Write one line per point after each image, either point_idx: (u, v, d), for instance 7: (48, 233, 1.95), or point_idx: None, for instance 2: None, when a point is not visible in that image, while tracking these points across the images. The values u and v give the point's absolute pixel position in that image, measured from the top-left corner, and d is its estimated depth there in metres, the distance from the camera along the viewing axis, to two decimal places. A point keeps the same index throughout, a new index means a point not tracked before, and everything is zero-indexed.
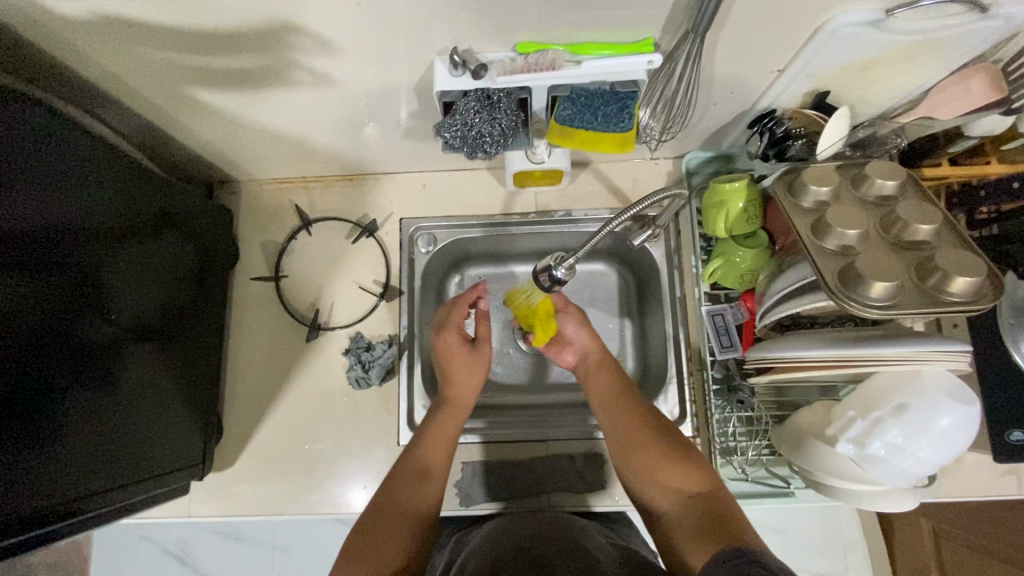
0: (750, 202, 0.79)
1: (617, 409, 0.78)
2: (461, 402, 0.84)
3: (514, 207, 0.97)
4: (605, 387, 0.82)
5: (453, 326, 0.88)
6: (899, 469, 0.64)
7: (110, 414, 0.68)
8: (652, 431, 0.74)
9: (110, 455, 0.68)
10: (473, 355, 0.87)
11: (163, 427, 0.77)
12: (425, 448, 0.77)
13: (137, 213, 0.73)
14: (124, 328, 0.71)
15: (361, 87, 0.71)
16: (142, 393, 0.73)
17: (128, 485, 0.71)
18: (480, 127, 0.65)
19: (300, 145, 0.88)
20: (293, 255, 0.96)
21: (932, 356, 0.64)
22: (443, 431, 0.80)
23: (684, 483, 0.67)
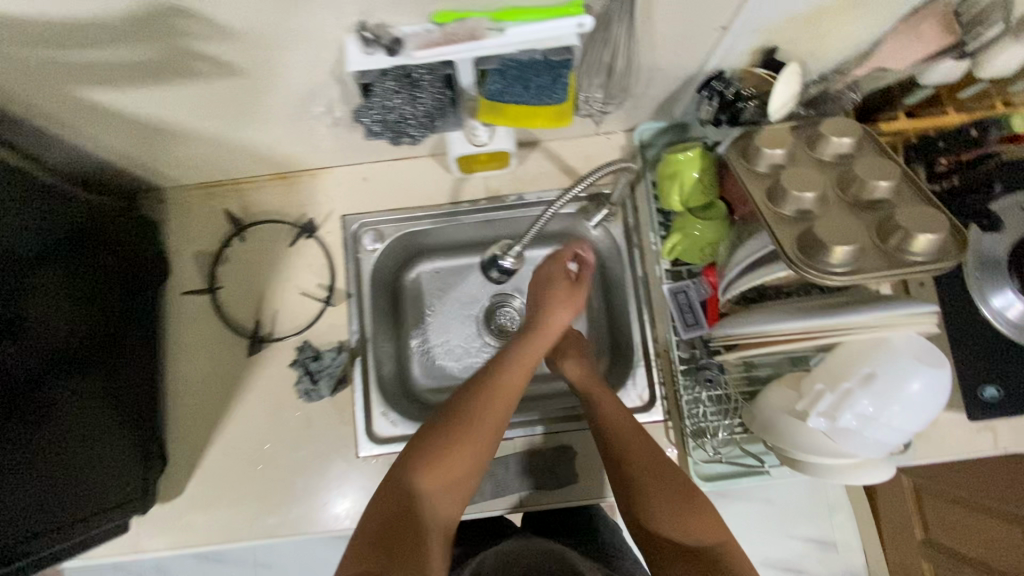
0: (704, 171, 0.75)
1: (626, 443, 0.72)
2: (545, 345, 0.79)
3: (462, 195, 0.92)
4: (616, 416, 0.75)
5: (561, 263, 0.84)
6: (870, 439, 0.62)
7: (31, 459, 0.61)
8: (663, 472, 0.70)
9: (33, 501, 0.62)
10: (572, 295, 0.82)
11: (101, 463, 0.71)
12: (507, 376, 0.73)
13: (48, 231, 0.67)
14: (44, 359, 0.65)
15: (275, 74, 0.64)
16: (72, 430, 0.67)
17: (55, 528, 0.65)
18: (400, 109, 0.59)
19: (223, 144, 0.80)
20: (229, 264, 0.89)
21: (901, 322, 0.61)
22: (523, 363, 0.75)
23: (687, 535, 0.65)
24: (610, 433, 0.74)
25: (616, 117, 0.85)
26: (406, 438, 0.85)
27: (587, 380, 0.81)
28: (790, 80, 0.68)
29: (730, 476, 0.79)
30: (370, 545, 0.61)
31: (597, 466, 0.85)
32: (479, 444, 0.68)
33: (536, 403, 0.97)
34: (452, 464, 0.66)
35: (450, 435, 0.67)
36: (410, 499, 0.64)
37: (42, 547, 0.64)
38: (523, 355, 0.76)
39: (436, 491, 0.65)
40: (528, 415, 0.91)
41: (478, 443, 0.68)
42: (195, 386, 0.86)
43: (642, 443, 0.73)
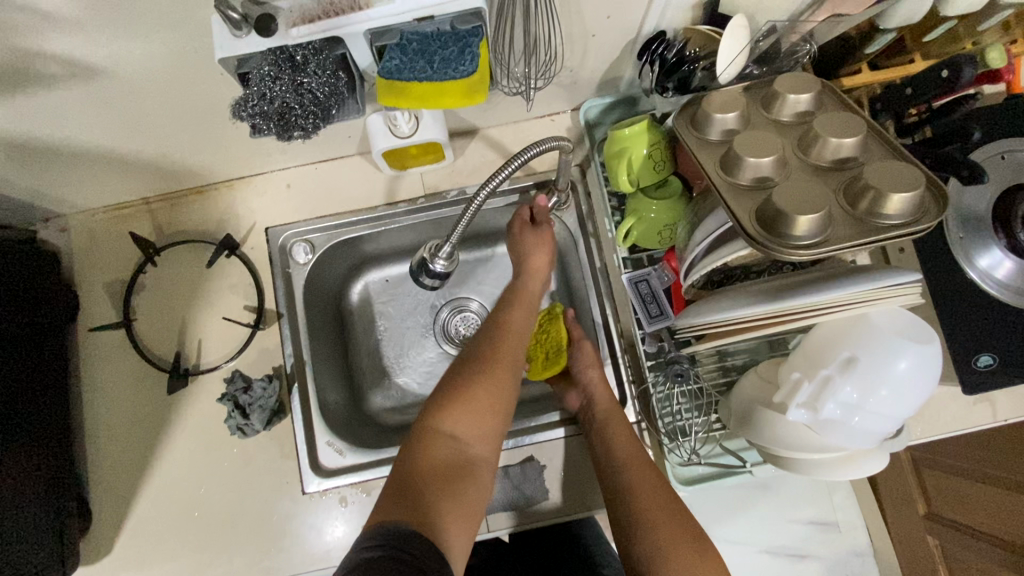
0: (654, 146, 0.68)
1: (635, 480, 0.67)
2: (534, 291, 0.72)
3: (399, 193, 0.84)
4: (630, 452, 0.70)
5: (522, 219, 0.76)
6: (857, 429, 0.54)
7: None
8: (670, 509, 0.65)
9: None
10: (543, 245, 0.74)
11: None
12: (510, 317, 0.67)
13: None
14: None
15: (148, 74, 0.56)
16: None
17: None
18: (284, 97, 0.50)
19: (117, 160, 0.71)
20: (144, 292, 0.80)
21: (879, 295, 0.54)
22: (522, 306, 0.69)
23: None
24: (620, 464, 0.69)
25: (554, 94, 0.77)
26: (356, 468, 0.77)
27: (611, 408, 0.74)
28: (736, 36, 0.60)
29: (711, 478, 0.72)
30: (399, 487, 0.50)
31: (570, 477, 0.78)
32: (501, 376, 0.60)
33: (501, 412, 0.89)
34: (474, 398, 0.57)
35: (468, 374, 0.59)
36: (437, 436, 0.54)
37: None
38: (521, 300, 0.70)
39: (466, 429, 0.55)
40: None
41: (501, 377, 0.60)
42: (117, 432, 0.77)
43: (651, 477, 0.67)
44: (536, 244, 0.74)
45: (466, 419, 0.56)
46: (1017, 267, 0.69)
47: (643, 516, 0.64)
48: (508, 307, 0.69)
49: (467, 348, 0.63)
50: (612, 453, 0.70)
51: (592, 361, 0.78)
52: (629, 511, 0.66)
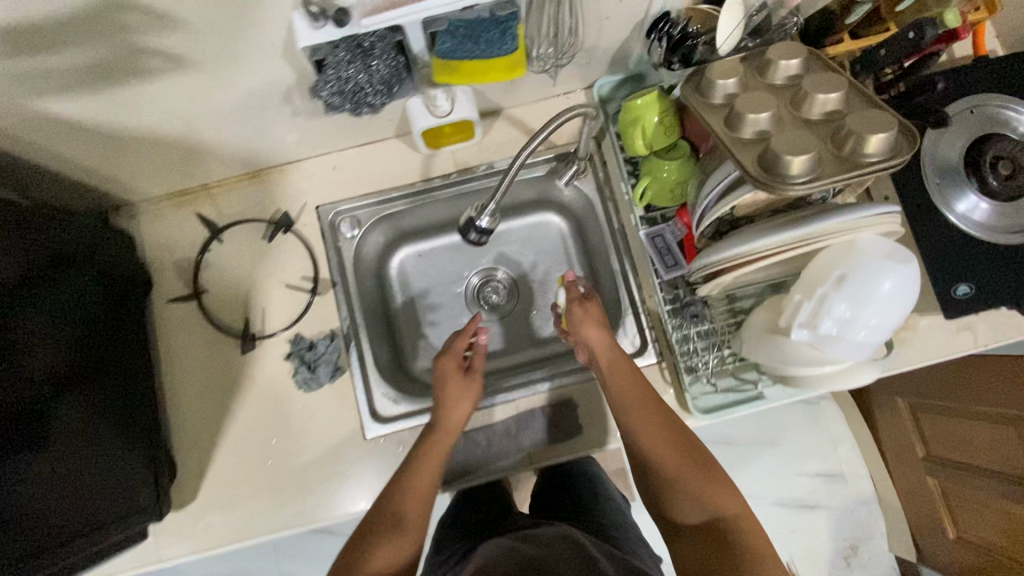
0: (664, 114, 0.77)
1: (641, 418, 0.77)
2: (453, 427, 0.80)
3: (434, 171, 0.92)
4: (633, 389, 0.79)
5: (453, 354, 0.86)
6: (853, 341, 0.64)
7: (26, 489, 0.63)
8: (679, 447, 0.74)
9: (30, 521, 0.64)
10: (468, 386, 0.84)
11: (98, 482, 0.71)
12: (416, 478, 0.74)
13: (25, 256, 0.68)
14: (41, 386, 0.66)
15: (228, 65, 0.64)
16: (72, 448, 0.68)
17: (34, 556, 0.65)
18: (355, 78, 0.60)
19: (187, 147, 0.80)
20: (210, 267, 0.88)
21: (862, 224, 0.63)
22: (435, 448, 0.78)
23: (705, 511, 0.70)
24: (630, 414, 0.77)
25: (571, 73, 0.85)
26: (410, 414, 0.87)
27: (613, 356, 0.81)
28: (733, 13, 0.70)
29: (726, 406, 0.79)
30: None
31: (601, 414, 0.88)
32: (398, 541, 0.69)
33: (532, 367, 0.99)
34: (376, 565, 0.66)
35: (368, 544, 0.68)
36: None
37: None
38: (438, 439, 0.78)
39: None
40: (527, 379, 0.94)
41: (403, 543, 0.69)
42: (193, 392, 0.86)
43: (660, 424, 0.76)
44: (454, 390, 0.83)
45: None
46: (991, 210, 0.79)
47: (650, 454, 0.75)
48: (425, 445, 0.78)
49: (377, 509, 0.72)
50: (615, 398, 0.79)
51: (598, 320, 0.84)
52: (641, 446, 0.76)
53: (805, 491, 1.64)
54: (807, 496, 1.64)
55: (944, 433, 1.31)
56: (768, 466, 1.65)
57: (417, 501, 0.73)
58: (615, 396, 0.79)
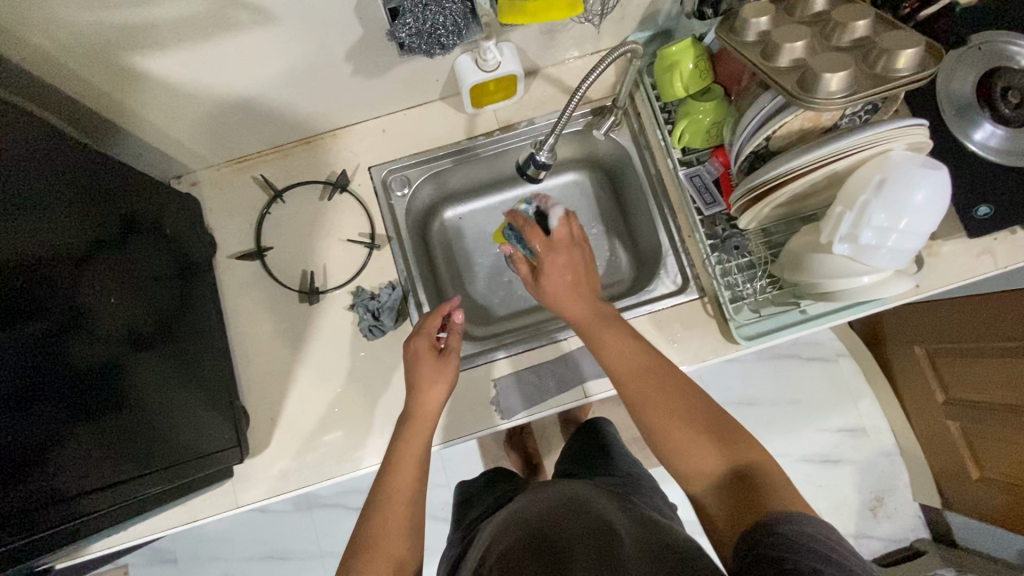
0: (698, 59, 0.83)
1: (644, 389, 0.74)
2: (429, 413, 0.79)
3: (477, 130, 0.98)
4: (630, 360, 0.77)
5: (425, 334, 0.83)
6: (891, 247, 0.70)
7: (115, 435, 0.65)
8: (685, 413, 0.72)
9: (126, 460, 0.67)
10: (443, 367, 0.81)
11: (177, 425, 0.74)
12: (398, 481, 0.74)
13: (104, 217, 0.69)
14: (120, 341, 0.68)
15: (304, 19, 0.70)
16: (150, 396, 0.70)
17: (136, 481, 0.69)
18: (433, 19, 0.66)
19: (252, 109, 0.85)
20: (271, 228, 0.93)
21: (899, 134, 0.69)
22: (414, 441, 0.78)
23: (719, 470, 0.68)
24: (622, 381, 0.76)
25: (606, 30, 0.91)
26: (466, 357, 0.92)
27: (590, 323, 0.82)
28: None
29: (771, 331, 0.84)
30: None
31: None
32: (387, 556, 0.69)
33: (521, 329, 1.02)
34: None
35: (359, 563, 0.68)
36: None
37: (124, 497, 0.68)
38: (414, 429, 0.78)
39: None
40: (506, 342, 0.98)
41: (390, 557, 0.69)
42: (260, 345, 0.90)
43: (652, 385, 0.74)
44: (434, 379, 0.80)
45: None
46: (1007, 136, 0.85)
47: (655, 424, 0.73)
48: (404, 439, 0.78)
49: (364, 523, 0.72)
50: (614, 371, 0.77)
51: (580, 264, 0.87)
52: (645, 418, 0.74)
53: (829, 446, 1.69)
54: (832, 451, 1.69)
55: (963, 374, 1.36)
56: (792, 423, 1.70)
57: (401, 506, 0.73)
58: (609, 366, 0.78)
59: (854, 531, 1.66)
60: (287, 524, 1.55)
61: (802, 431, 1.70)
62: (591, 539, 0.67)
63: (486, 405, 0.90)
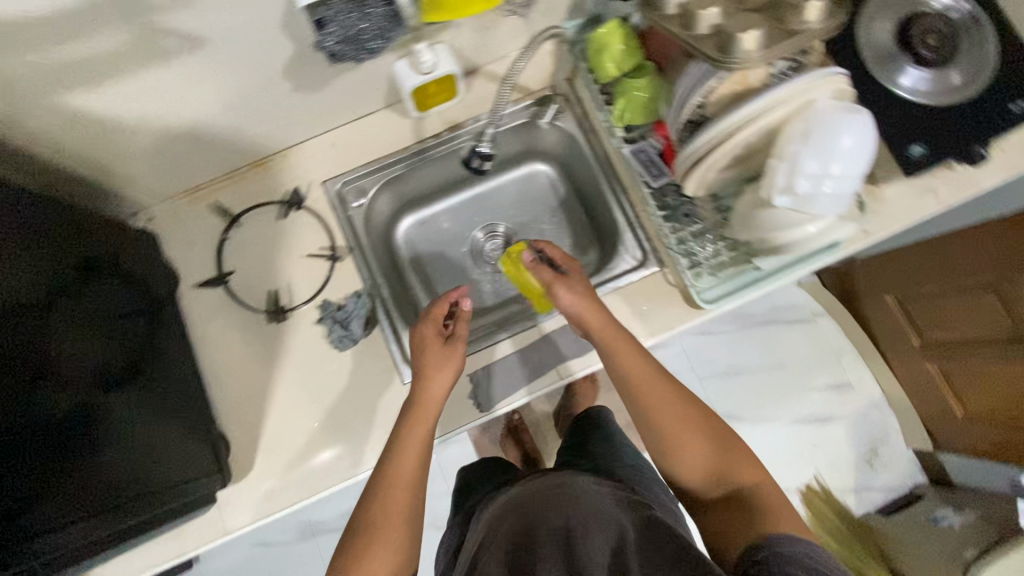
0: (626, 40, 0.86)
1: (658, 406, 0.78)
2: (434, 401, 0.80)
3: (425, 133, 1.00)
4: (643, 373, 0.79)
5: (431, 320, 0.84)
6: (825, 192, 0.72)
7: (78, 479, 0.67)
8: (701, 431, 0.78)
9: (92, 497, 0.69)
10: (449, 355, 0.82)
11: (150, 459, 0.75)
12: (397, 467, 0.75)
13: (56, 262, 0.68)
14: (87, 386, 0.67)
15: (232, 41, 0.71)
16: (121, 437, 0.71)
17: (104, 514, 0.72)
18: (357, 25, 0.68)
19: (196, 137, 0.86)
20: (232, 253, 0.93)
21: (819, 84, 0.71)
22: (414, 431, 0.78)
23: (726, 486, 0.75)
24: (638, 390, 0.79)
25: (537, 21, 0.93)
26: None
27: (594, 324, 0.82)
28: None
29: (728, 293, 0.88)
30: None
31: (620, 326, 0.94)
32: (388, 539, 0.72)
33: (494, 323, 1.04)
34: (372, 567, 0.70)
35: (362, 543, 0.72)
36: None
37: (99, 527, 0.72)
38: (418, 416, 0.79)
39: None
40: (478, 336, 0.99)
41: (391, 539, 0.72)
42: (233, 369, 0.90)
43: (670, 404, 0.78)
44: (444, 367, 0.81)
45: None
46: (923, 78, 0.89)
47: (668, 438, 0.77)
48: (405, 425, 0.79)
49: (363, 504, 0.75)
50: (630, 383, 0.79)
51: (580, 286, 0.84)
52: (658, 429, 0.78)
53: (819, 405, 1.71)
54: (823, 409, 1.71)
55: (934, 314, 1.40)
56: (780, 387, 1.72)
57: (399, 488, 0.74)
58: (623, 378, 0.80)
59: (854, 485, 1.68)
60: (293, 555, 1.53)
61: (790, 393, 1.72)
62: (601, 528, 0.69)
63: (466, 400, 0.91)
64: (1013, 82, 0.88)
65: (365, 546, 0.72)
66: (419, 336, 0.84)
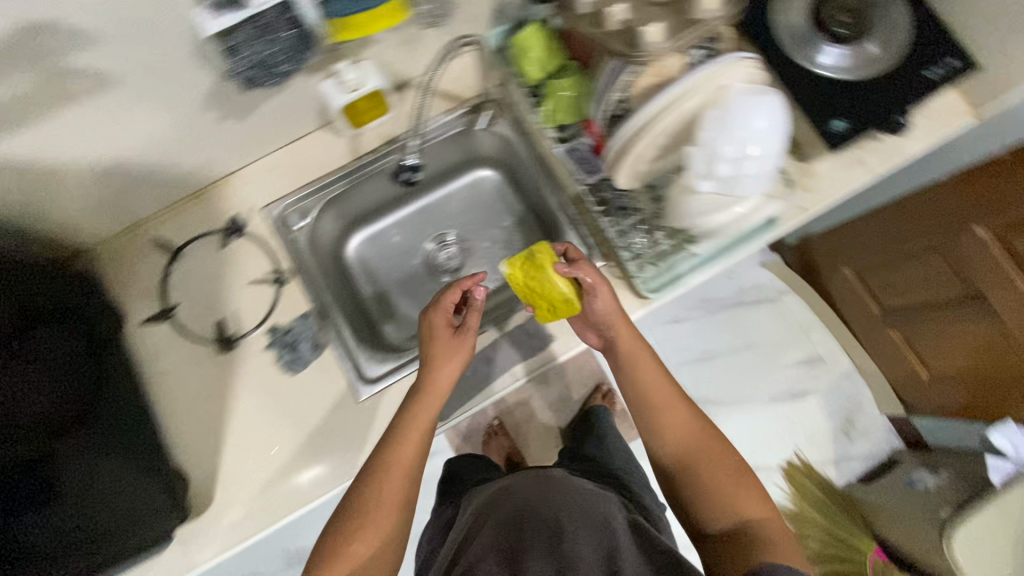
0: (546, 42, 0.88)
1: (675, 419, 0.77)
2: (442, 388, 0.78)
3: (362, 149, 1.00)
4: (660, 388, 0.79)
5: (442, 309, 0.80)
6: (745, 173, 0.74)
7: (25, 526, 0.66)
8: (714, 451, 0.76)
9: (43, 543, 0.69)
10: (457, 346, 0.80)
11: (108, 501, 0.74)
12: (397, 453, 0.74)
13: None
14: (32, 435, 0.66)
15: (145, 75, 0.71)
16: (75, 481, 0.70)
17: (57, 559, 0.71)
18: (266, 51, 0.69)
19: (126, 175, 0.85)
20: (176, 286, 0.93)
21: (728, 69, 0.73)
22: (419, 416, 0.76)
23: (733, 520, 0.70)
24: (653, 402, 0.78)
25: (460, 31, 0.95)
26: (394, 370, 0.93)
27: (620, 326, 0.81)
28: None
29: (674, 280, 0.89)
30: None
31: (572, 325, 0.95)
32: (381, 525, 0.71)
33: None
34: (354, 552, 0.70)
35: (353, 525, 0.71)
36: None
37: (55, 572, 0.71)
38: (424, 402, 0.77)
39: None
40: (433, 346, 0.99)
41: (381, 522, 0.71)
42: (186, 403, 0.89)
43: (683, 419, 0.78)
44: (452, 357, 0.79)
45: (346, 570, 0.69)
46: (841, 54, 0.91)
47: (678, 452, 0.76)
48: (409, 410, 0.77)
49: (355, 488, 0.74)
50: (644, 395, 0.79)
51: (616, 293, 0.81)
52: (669, 439, 0.77)
53: (792, 381, 1.73)
54: (797, 385, 1.74)
55: (889, 280, 1.43)
56: (753, 367, 1.74)
57: (396, 477, 0.73)
58: (638, 387, 0.80)
59: (834, 457, 1.70)
60: None
61: (764, 372, 1.74)
62: (595, 531, 0.78)
63: None
64: (923, 55, 0.91)
65: (354, 530, 0.71)
66: (427, 322, 0.80)
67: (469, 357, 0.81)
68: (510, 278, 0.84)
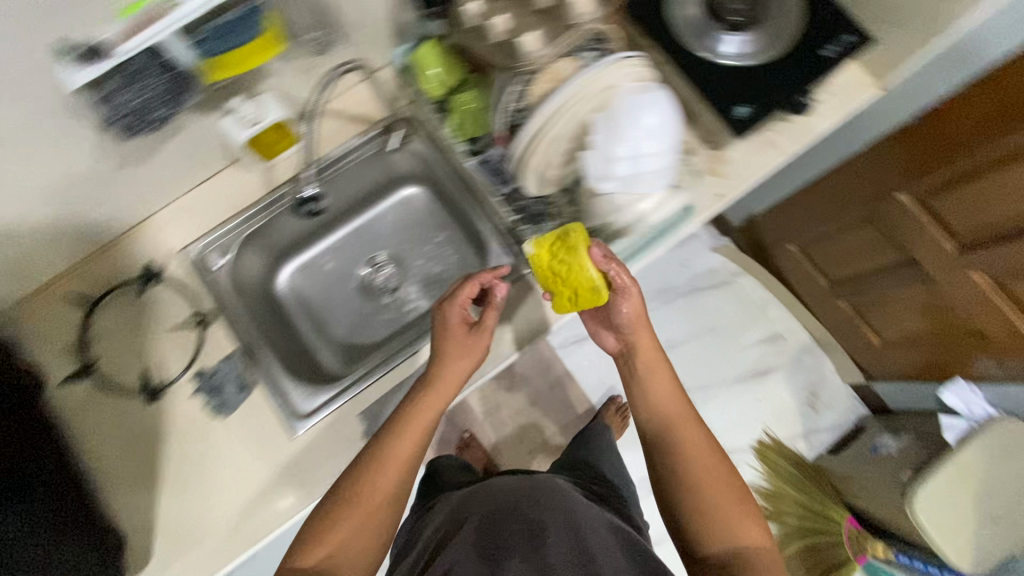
0: (443, 58, 0.87)
1: (683, 432, 0.77)
2: (452, 380, 0.78)
3: (277, 181, 0.99)
4: (669, 399, 0.79)
5: (459, 305, 0.80)
6: (643, 171, 0.74)
7: None
8: (720, 472, 0.75)
9: None
10: (472, 345, 0.80)
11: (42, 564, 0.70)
12: (400, 444, 0.74)
13: None
14: None
15: (24, 136, 0.69)
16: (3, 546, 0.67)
17: None
18: (140, 97, 0.69)
19: (27, 237, 0.83)
20: (96, 341, 0.91)
21: (609, 70, 0.74)
22: (421, 413, 0.76)
23: (732, 542, 0.70)
24: (662, 407, 0.78)
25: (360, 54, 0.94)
26: (328, 399, 0.93)
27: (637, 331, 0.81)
28: None
29: None
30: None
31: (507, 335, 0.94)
32: (373, 510, 0.71)
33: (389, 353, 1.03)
34: (340, 535, 0.69)
35: (341, 503, 0.71)
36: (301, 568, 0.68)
37: None
38: (431, 398, 0.77)
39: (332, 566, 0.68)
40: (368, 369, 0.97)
41: (371, 506, 0.71)
42: (115, 459, 0.87)
43: (694, 433, 0.77)
44: (464, 354, 0.80)
45: (334, 545, 0.69)
46: (738, 42, 0.92)
47: (688, 464, 0.75)
48: (419, 398, 0.77)
49: (351, 470, 0.73)
50: (652, 400, 0.79)
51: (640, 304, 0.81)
52: (677, 445, 0.76)
53: (754, 361, 1.75)
54: (760, 364, 1.75)
55: (832, 253, 1.45)
56: (714, 352, 1.75)
57: (396, 467, 0.73)
58: (654, 389, 0.80)
59: (803, 431, 1.72)
60: None
61: (725, 355, 1.75)
62: (571, 532, 0.80)
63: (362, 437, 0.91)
64: (820, 33, 0.92)
65: (343, 509, 0.70)
66: (444, 311, 0.81)
67: (483, 352, 0.81)
68: (534, 260, 0.79)
